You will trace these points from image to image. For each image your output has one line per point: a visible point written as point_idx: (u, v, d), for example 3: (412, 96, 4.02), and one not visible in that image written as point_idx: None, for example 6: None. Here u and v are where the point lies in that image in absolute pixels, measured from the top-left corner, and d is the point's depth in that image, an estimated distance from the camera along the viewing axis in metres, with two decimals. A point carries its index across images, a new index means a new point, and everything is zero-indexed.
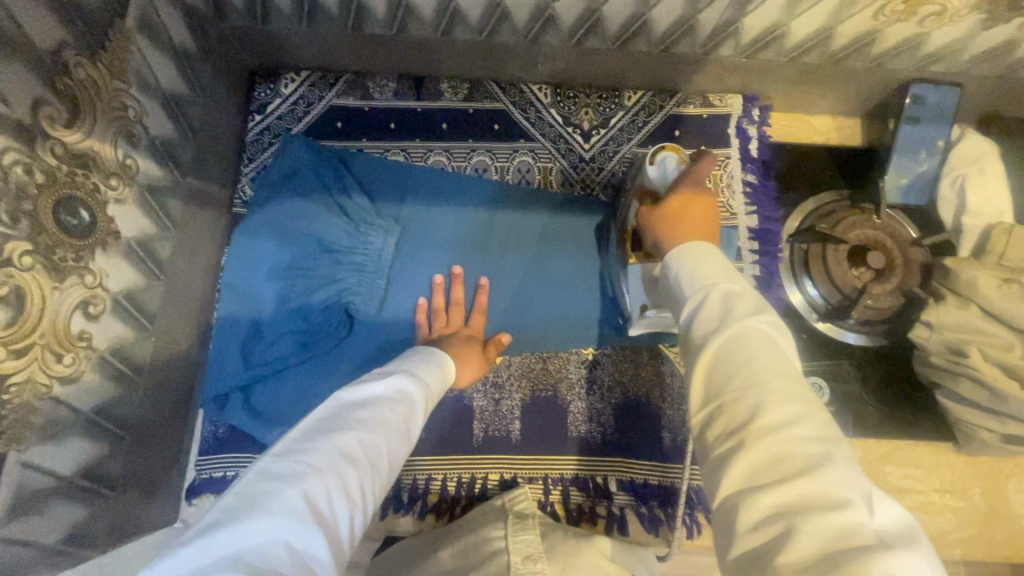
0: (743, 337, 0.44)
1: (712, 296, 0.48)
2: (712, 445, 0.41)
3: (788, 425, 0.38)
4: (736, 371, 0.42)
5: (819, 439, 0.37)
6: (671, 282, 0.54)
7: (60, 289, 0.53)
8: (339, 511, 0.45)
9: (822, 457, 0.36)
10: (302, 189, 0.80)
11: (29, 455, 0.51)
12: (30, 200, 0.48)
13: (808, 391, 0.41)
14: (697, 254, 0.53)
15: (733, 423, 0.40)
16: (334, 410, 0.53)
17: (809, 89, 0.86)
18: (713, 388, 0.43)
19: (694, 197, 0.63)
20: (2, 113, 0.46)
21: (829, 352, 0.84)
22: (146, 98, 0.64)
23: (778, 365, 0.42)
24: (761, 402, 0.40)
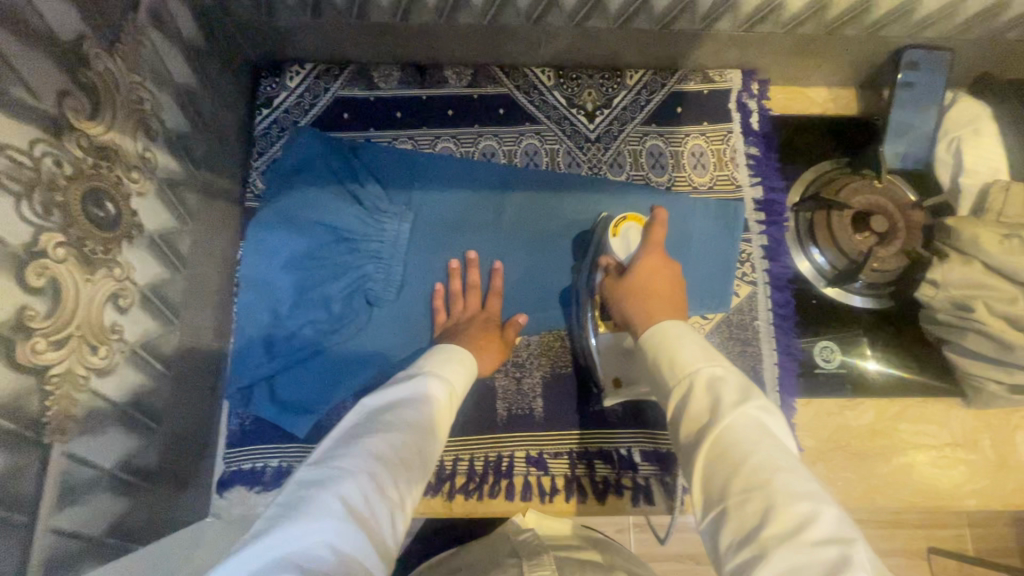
0: (735, 429, 0.46)
1: (697, 382, 0.51)
2: (726, 552, 0.42)
3: (797, 533, 0.39)
4: (737, 469, 0.44)
5: (829, 537, 0.39)
6: (653, 366, 0.57)
7: (91, 281, 0.53)
8: (378, 511, 0.46)
9: (842, 563, 0.37)
10: (315, 180, 0.82)
11: (71, 446, 0.51)
12: (60, 191, 0.49)
13: (811, 483, 0.43)
14: (672, 336, 0.57)
15: (745, 527, 0.41)
16: (364, 415, 0.55)
17: (806, 60, 0.88)
18: (714, 491, 0.45)
19: (656, 262, 0.71)
20: (31, 105, 0.46)
21: (838, 317, 0.86)
22: (162, 93, 0.65)
23: (776, 457, 0.44)
24: (764, 507, 0.41)
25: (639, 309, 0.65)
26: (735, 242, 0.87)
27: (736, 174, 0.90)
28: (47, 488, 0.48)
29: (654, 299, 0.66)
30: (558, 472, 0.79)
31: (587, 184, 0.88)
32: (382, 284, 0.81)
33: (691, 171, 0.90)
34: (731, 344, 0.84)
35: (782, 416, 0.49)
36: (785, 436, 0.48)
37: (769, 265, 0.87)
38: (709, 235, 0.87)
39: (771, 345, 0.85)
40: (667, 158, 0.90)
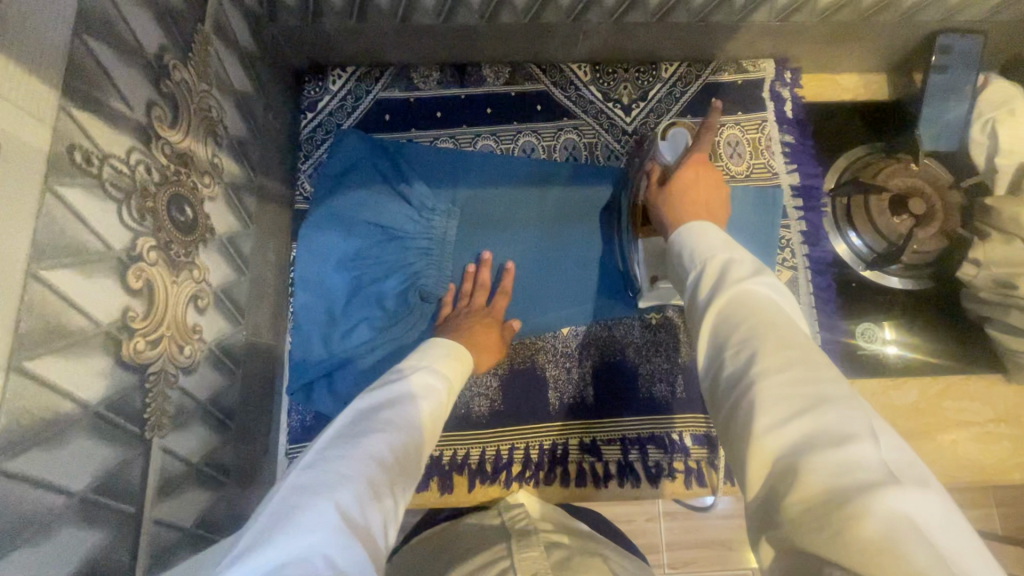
0: (742, 295, 0.46)
1: (711, 263, 0.52)
2: (721, 395, 0.43)
3: (785, 372, 0.39)
4: (737, 324, 0.45)
5: (817, 380, 0.38)
6: (676, 256, 0.58)
7: (176, 284, 0.55)
8: (371, 515, 0.44)
9: (821, 396, 0.37)
10: (363, 181, 0.84)
11: (166, 441, 0.53)
12: (151, 198, 0.51)
13: (806, 339, 0.42)
14: (698, 230, 0.57)
15: (737, 375, 0.42)
16: (350, 423, 0.52)
17: (838, 47, 0.89)
18: (718, 344, 0.45)
19: (697, 170, 0.68)
20: (127, 115, 0.48)
21: (878, 299, 0.88)
22: (225, 99, 0.67)
23: (772, 317, 0.44)
24: (756, 353, 0.42)
25: (678, 210, 0.64)
26: (777, 227, 0.88)
27: (772, 162, 0.92)
28: (149, 482, 0.50)
29: (693, 203, 0.64)
30: (611, 457, 0.81)
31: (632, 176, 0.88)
32: (434, 280, 0.83)
33: (729, 160, 0.92)
34: None
35: (793, 298, 0.47)
36: (797, 313, 0.47)
37: (809, 250, 0.89)
38: (749, 220, 0.88)
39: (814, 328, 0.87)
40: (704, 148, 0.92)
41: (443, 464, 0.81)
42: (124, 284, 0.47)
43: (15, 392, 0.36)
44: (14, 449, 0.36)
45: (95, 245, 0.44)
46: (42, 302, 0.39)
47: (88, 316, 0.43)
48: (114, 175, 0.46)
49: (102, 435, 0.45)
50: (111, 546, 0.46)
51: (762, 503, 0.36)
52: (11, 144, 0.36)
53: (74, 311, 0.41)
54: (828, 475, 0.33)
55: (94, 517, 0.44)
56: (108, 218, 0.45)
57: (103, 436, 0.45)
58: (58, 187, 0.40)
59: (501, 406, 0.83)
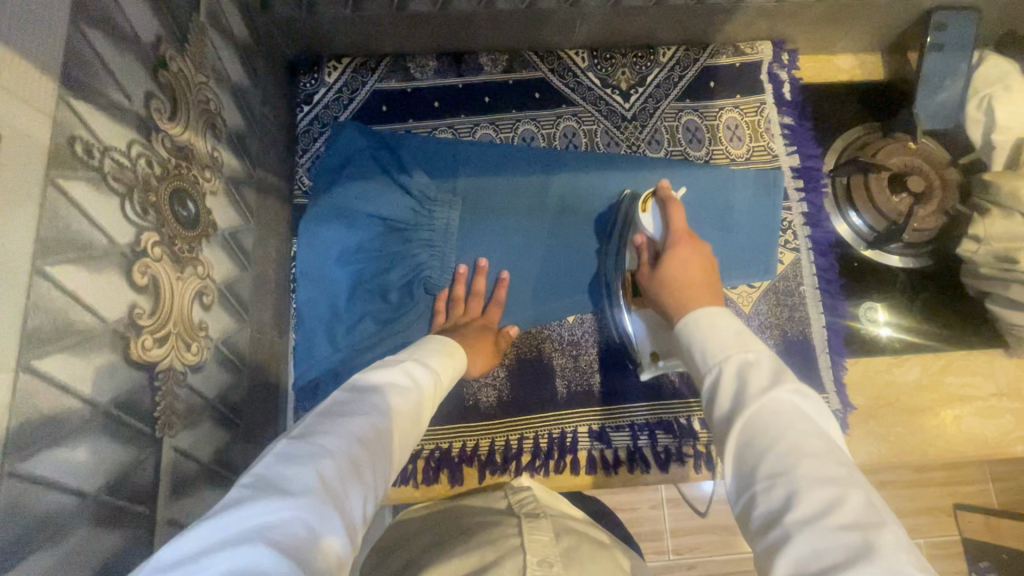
0: (767, 414, 0.42)
1: (726, 371, 0.46)
2: (755, 532, 0.39)
3: (822, 516, 0.36)
4: (767, 454, 0.41)
5: (857, 524, 0.35)
6: (684, 354, 0.52)
7: (181, 280, 0.54)
8: (354, 492, 0.41)
9: (867, 548, 0.34)
10: (362, 173, 0.83)
11: (177, 440, 0.52)
12: (153, 192, 0.49)
13: (843, 470, 0.39)
14: (705, 321, 0.51)
15: (771, 513, 0.38)
16: (346, 394, 0.49)
17: (835, 27, 0.89)
18: (745, 473, 0.42)
19: (686, 247, 0.65)
20: (126, 107, 0.47)
21: (880, 278, 0.88)
22: (221, 92, 0.65)
23: (804, 444, 0.40)
24: (792, 492, 0.38)
25: (674, 301, 0.60)
26: (780, 209, 0.88)
27: (772, 144, 0.92)
28: (162, 481, 0.49)
29: (689, 287, 0.60)
30: (621, 443, 0.81)
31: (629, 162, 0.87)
32: (437, 272, 0.83)
33: (728, 143, 0.92)
34: (779, 310, 0.87)
35: (820, 399, 0.44)
36: (827, 420, 0.43)
37: (811, 231, 0.89)
38: (755, 205, 0.87)
39: (818, 308, 0.87)
40: (704, 132, 0.92)
41: (452, 456, 0.80)
42: (130, 280, 0.46)
43: (28, 391, 0.35)
44: (30, 450, 0.35)
45: (100, 240, 0.43)
46: (50, 299, 0.38)
47: (95, 313, 0.42)
48: (115, 168, 0.45)
49: (116, 435, 0.44)
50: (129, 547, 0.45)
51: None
52: (11, 135, 0.34)
53: (82, 309, 0.40)
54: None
55: (110, 520, 0.43)
56: (112, 212, 0.44)
57: (117, 436, 0.44)
58: (60, 181, 0.39)
59: (509, 396, 0.82)
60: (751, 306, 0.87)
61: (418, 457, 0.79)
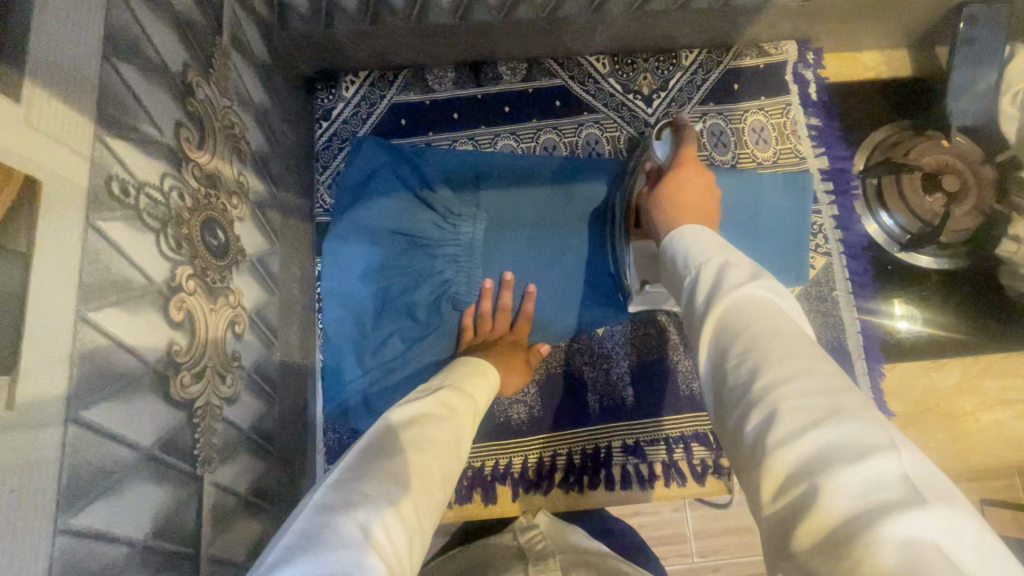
0: (740, 307, 0.43)
1: (705, 271, 0.47)
2: (727, 412, 0.39)
3: (791, 381, 0.36)
4: (740, 333, 0.41)
5: (825, 389, 0.35)
6: (670, 266, 0.54)
7: (215, 311, 0.53)
8: (401, 543, 0.39)
9: (829, 406, 0.34)
10: (384, 191, 0.82)
11: (216, 475, 0.51)
12: (186, 224, 0.48)
13: (810, 345, 0.39)
14: (689, 233, 0.54)
15: (739, 389, 0.38)
16: (381, 430, 0.48)
17: (862, 24, 0.87)
18: (720, 356, 0.42)
19: (692, 167, 0.65)
20: (158, 139, 0.46)
21: (913, 280, 0.86)
22: (245, 114, 0.64)
23: (775, 326, 0.40)
24: (760, 365, 0.38)
25: (669, 213, 0.61)
26: (810, 212, 0.85)
27: (800, 146, 0.90)
28: (204, 519, 0.48)
29: (684, 202, 0.60)
30: (657, 458, 0.80)
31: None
32: (465, 288, 0.81)
33: (754, 146, 0.90)
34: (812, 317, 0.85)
35: (793, 293, 0.44)
36: (798, 314, 0.43)
37: (842, 235, 0.87)
38: (783, 208, 0.85)
39: (852, 314, 0.85)
40: (729, 136, 0.90)
41: (485, 475, 0.79)
42: (167, 317, 0.45)
43: (76, 443, 0.34)
44: (78, 504, 0.34)
45: (137, 279, 0.42)
46: (94, 346, 0.36)
47: (136, 355, 0.41)
48: (151, 203, 0.44)
49: (159, 478, 0.43)
50: None
51: (774, 529, 0.33)
52: (49, 180, 0.33)
53: (124, 353, 0.39)
54: (839, 498, 0.30)
55: (156, 564, 0.42)
56: (148, 250, 0.43)
57: (160, 479, 0.43)
58: (98, 223, 0.38)
59: (541, 412, 0.81)
60: None
61: None
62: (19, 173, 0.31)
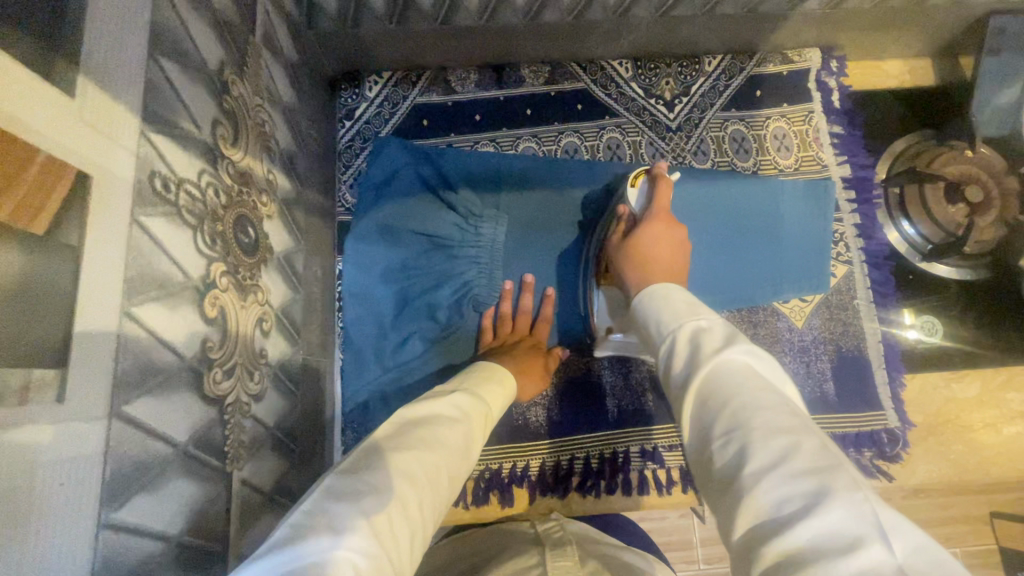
0: (720, 373, 0.39)
1: (680, 336, 0.44)
2: (714, 491, 0.36)
3: (779, 464, 0.32)
4: (721, 408, 0.37)
5: (815, 470, 0.32)
6: (642, 325, 0.50)
7: (245, 308, 0.53)
8: (401, 536, 0.38)
9: (817, 493, 0.31)
10: (406, 191, 0.82)
11: (243, 472, 0.51)
12: (220, 222, 0.49)
13: (794, 418, 0.35)
14: (660, 294, 0.50)
15: (724, 472, 0.35)
16: (395, 424, 0.45)
17: (886, 33, 0.87)
18: (703, 431, 0.38)
19: (657, 222, 0.63)
20: (196, 136, 0.46)
21: (934, 291, 0.86)
22: (275, 113, 0.64)
23: (758, 398, 0.37)
24: (744, 446, 0.34)
25: (634, 269, 0.60)
26: (832, 220, 0.85)
27: (822, 153, 0.89)
28: (231, 514, 0.48)
29: (650, 258, 0.60)
30: (674, 463, 0.79)
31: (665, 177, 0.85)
32: (486, 290, 0.80)
33: (776, 153, 0.90)
34: (832, 324, 0.84)
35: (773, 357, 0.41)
36: (782, 380, 0.40)
37: (864, 243, 0.87)
38: (804, 218, 0.85)
39: (873, 323, 0.84)
40: (751, 142, 0.90)
41: (501, 477, 0.79)
42: (202, 313, 0.45)
43: (121, 436, 0.34)
44: (121, 499, 0.34)
45: (175, 275, 0.42)
46: (137, 340, 0.37)
47: (174, 351, 0.41)
48: (189, 200, 0.44)
49: (193, 474, 0.43)
50: None
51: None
52: (101, 177, 0.34)
53: (162, 348, 0.39)
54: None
55: (189, 561, 0.42)
56: (187, 246, 0.44)
57: (194, 475, 0.43)
58: (141, 218, 0.38)
59: (559, 416, 0.81)
60: (803, 319, 0.85)
61: (467, 478, 0.78)
62: (74, 171, 0.32)
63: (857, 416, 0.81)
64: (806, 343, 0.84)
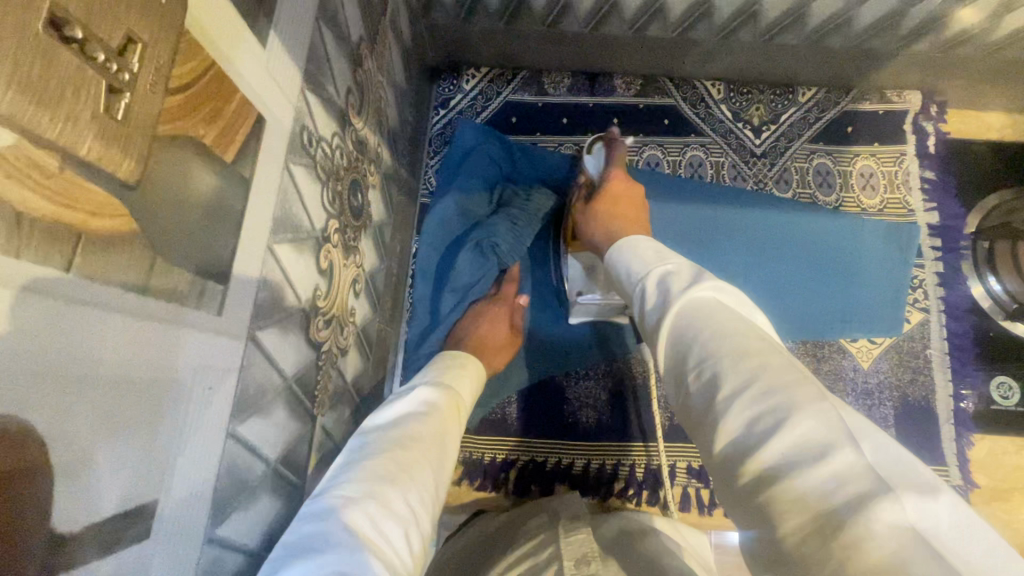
0: (690, 311, 0.39)
1: (649, 281, 0.45)
2: (691, 417, 0.35)
3: (750, 384, 0.32)
4: (695, 338, 0.37)
5: (782, 386, 0.31)
6: (615, 279, 0.52)
7: (345, 266, 0.56)
8: (391, 527, 0.37)
9: (789, 404, 0.30)
10: (479, 170, 0.84)
11: (324, 419, 0.54)
12: (339, 182, 0.52)
13: (764, 342, 0.35)
14: (629, 246, 0.52)
15: (699, 400, 0.34)
16: (363, 437, 0.46)
17: (994, 84, 0.85)
18: (679, 362, 0.37)
19: (621, 181, 0.65)
20: (335, 101, 0.50)
21: (1016, 353, 0.82)
22: (389, 90, 0.69)
23: (725, 328, 0.36)
24: (717, 369, 0.34)
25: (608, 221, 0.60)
26: (911, 266, 0.84)
27: (909, 198, 0.88)
28: (311, 458, 0.52)
29: (618, 213, 0.61)
30: None
31: (671, 213, 0.85)
32: (507, 243, 0.76)
33: (861, 192, 0.88)
34: (902, 371, 0.82)
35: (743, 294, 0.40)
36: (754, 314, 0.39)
37: (944, 293, 0.84)
38: (886, 260, 0.84)
39: (945, 374, 0.82)
40: (836, 177, 0.89)
41: (545, 470, 0.80)
42: (317, 263, 0.48)
43: (251, 358, 0.38)
44: (243, 415, 0.37)
45: (305, 223, 0.45)
46: (273, 274, 0.40)
47: (296, 292, 0.44)
48: (323, 158, 0.48)
49: (292, 410, 0.46)
50: (285, 516, 0.47)
51: (753, 531, 0.29)
52: (269, 121, 0.37)
53: (288, 287, 0.43)
54: (814, 509, 0.26)
55: (280, 491, 0.45)
56: (316, 199, 0.47)
57: (293, 411, 0.46)
58: (290, 166, 0.42)
59: (610, 420, 0.82)
60: (871, 361, 0.83)
61: (511, 467, 0.80)
62: (256, 112, 0.35)
63: None
64: (871, 386, 0.82)
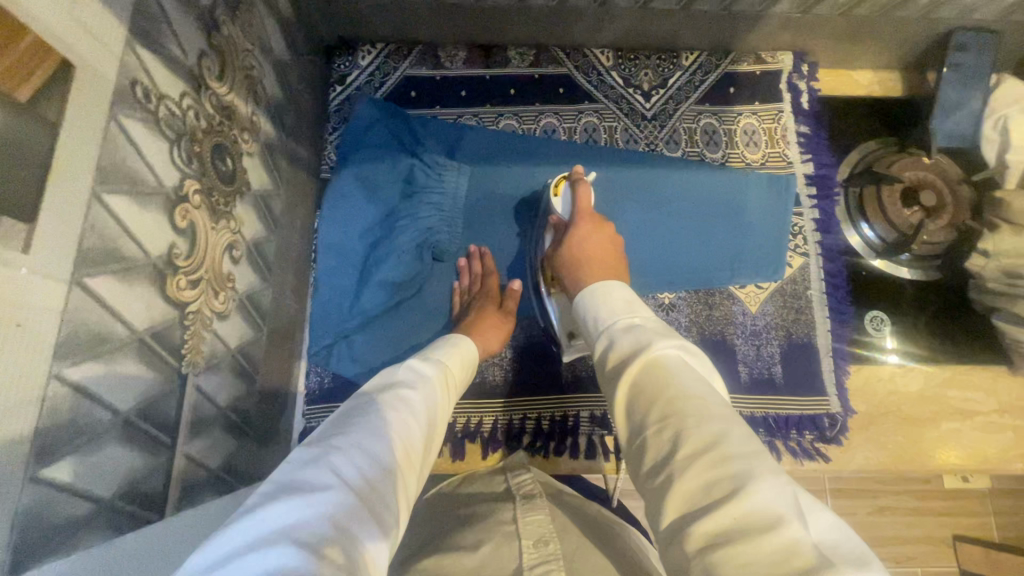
0: (654, 365, 0.43)
1: (619, 328, 0.48)
2: (643, 479, 0.39)
3: (711, 449, 0.35)
4: (658, 398, 0.41)
5: (743, 455, 0.35)
6: (581, 321, 0.54)
7: (215, 230, 0.57)
8: (379, 477, 0.38)
9: (747, 474, 0.33)
10: (380, 146, 0.87)
11: (200, 378, 0.55)
12: (197, 144, 0.53)
13: (723, 408, 0.39)
14: (600, 290, 0.53)
15: (657, 456, 0.38)
16: (361, 393, 0.46)
17: (855, 42, 0.91)
18: (637, 422, 0.41)
19: (591, 222, 0.68)
20: (181, 60, 0.50)
21: (886, 289, 0.89)
22: (263, 60, 0.69)
23: (694, 390, 0.40)
24: (679, 430, 0.38)
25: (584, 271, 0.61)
26: (789, 215, 0.90)
27: (788, 151, 0.93)
28: (184, 415, 0.52)
29: (591, 259, 0.63)
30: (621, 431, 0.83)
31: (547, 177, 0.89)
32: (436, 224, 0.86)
33: (745, 147, 0.94)
34: (786, 312, 0.88)
35: (702, 353, 0.45)
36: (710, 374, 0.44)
37: (821, 237, 0.90)
38: (768, 208, 0.90)
39: (824, 312, 0.88)
40: (721, 135, 0.94)
41: (455, 431, 0.82)
42: (171, 221, 0.49)
43: (81, 303, 0.38)
44: (75, 358, 0.38)
45: (149, 179, 0.46)
46: (105, 223, 0.41)
47: (142, 247, 0.45)
48: (169, 116, 0.48)
49: (147, 363, 0.46)
50: (150, 468, 0.47)
51: None
52: (78, 67, 0.38)
53: (129, 240, 0.43)
54: None
55: (139, 441, 0.46)
56: (163, 156, 0.48)
57: (148, 363, 0.46)
58: (120, 117, 0.42)
59: (515, 377, 0.84)
60: (757, 305, 0.88)
61: None
62: (59, 55, 0.36)
63: (800, 399, 0.84)
64: (758, 327, 0.87)
